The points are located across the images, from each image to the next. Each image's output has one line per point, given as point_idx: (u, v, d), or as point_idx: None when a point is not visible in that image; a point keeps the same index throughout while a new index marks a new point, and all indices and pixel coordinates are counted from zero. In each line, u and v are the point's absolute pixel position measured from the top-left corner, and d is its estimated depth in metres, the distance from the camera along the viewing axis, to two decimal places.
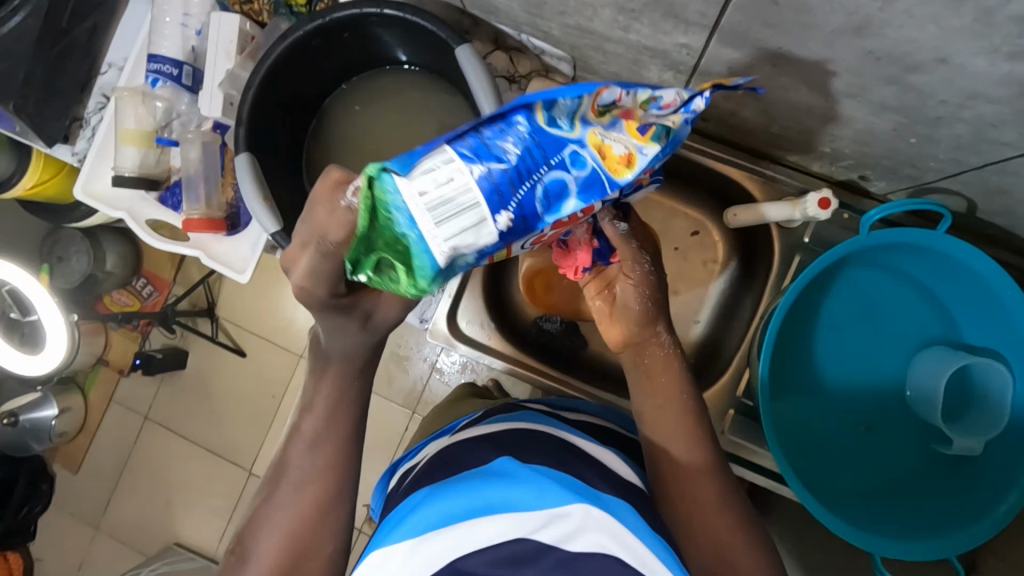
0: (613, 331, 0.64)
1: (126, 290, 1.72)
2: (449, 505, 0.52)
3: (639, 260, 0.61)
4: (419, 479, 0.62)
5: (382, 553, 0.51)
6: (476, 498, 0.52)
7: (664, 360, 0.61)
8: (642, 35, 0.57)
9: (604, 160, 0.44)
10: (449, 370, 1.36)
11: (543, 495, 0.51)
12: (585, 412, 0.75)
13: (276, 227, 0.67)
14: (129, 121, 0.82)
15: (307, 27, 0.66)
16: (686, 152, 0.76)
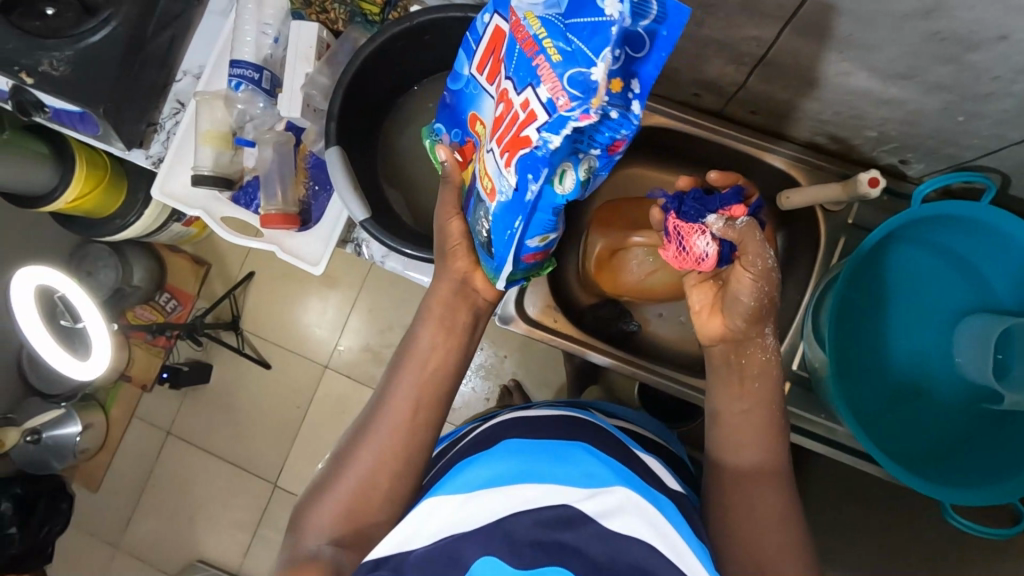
0: (715, 321, 0.72)
1: (150, 305, 1.76)
2: (506, 463, 0.57)
3: (763, 256, 0.66)
4: (475, 438, 0.66)
5: (433, 502, 0.56)
6: (529, 466, 0.57)
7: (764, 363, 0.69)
8: (715, 29, 0.63)
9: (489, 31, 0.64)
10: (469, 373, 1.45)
11: (589, 473, 0.57)
12: (630, 421, 0.83)
13: (365, 214, 0.74)
14: (208, 123, 0.88)
15: (393, 30, 0.73)
16: (728, 144, 0.83)
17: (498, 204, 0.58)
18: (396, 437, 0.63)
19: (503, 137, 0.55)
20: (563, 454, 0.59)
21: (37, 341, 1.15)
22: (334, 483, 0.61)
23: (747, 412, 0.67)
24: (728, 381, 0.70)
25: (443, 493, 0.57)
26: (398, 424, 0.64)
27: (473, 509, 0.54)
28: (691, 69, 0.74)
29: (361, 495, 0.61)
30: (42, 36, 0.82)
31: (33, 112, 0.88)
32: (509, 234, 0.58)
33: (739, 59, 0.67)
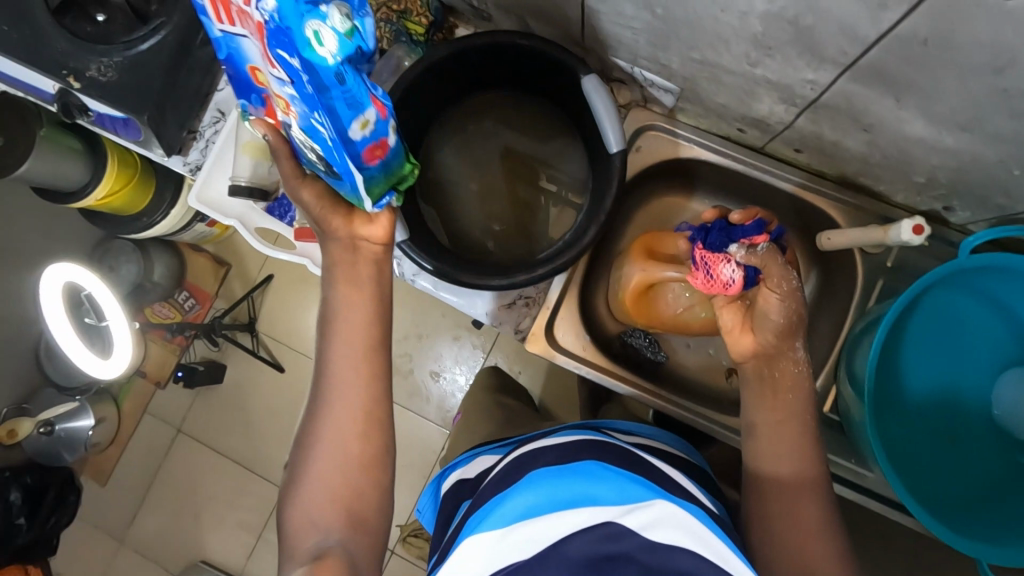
0: (744, 338, 0.72)
1: (169, 303, 1.76)
2: (536, 487, 0.57)
3: (788, 276, 0.69)
4: (502, 471, 0.65)
5: (474, 538, 0.54)
6: (561, 488, 0.56)
7: (795, 377, 0.69)
8: (769, 70, 0.63)
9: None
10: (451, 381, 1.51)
11: (623, 496, 0.55)
12: (650, 439, 0.82)
13: (404, 236, 0.74)
14: (247, 135, 0.88)
15: (442, 53, 0.73)
16: (756, 177, 0.85)
17: (307, 127, 0.51)
18: (359, 418, 0.64)
19: (262, 46, 0.47)
20: (592, 472, 0.58)
21: (63, 338, 1.16)
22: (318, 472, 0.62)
23: (783, 421, 0.67)
24: (763, 395, 0.70)
25: (483, 528, 0.55)
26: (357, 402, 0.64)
27: (517, 540, 0.52)
28: (739, 105, 0.73)
29: (349, 481, 0.62)
30: (93, 41, 0.83)
31: (76, 115, 0.88)
32: (325, 134, 0.48)
33: (791, 100, 0.67)
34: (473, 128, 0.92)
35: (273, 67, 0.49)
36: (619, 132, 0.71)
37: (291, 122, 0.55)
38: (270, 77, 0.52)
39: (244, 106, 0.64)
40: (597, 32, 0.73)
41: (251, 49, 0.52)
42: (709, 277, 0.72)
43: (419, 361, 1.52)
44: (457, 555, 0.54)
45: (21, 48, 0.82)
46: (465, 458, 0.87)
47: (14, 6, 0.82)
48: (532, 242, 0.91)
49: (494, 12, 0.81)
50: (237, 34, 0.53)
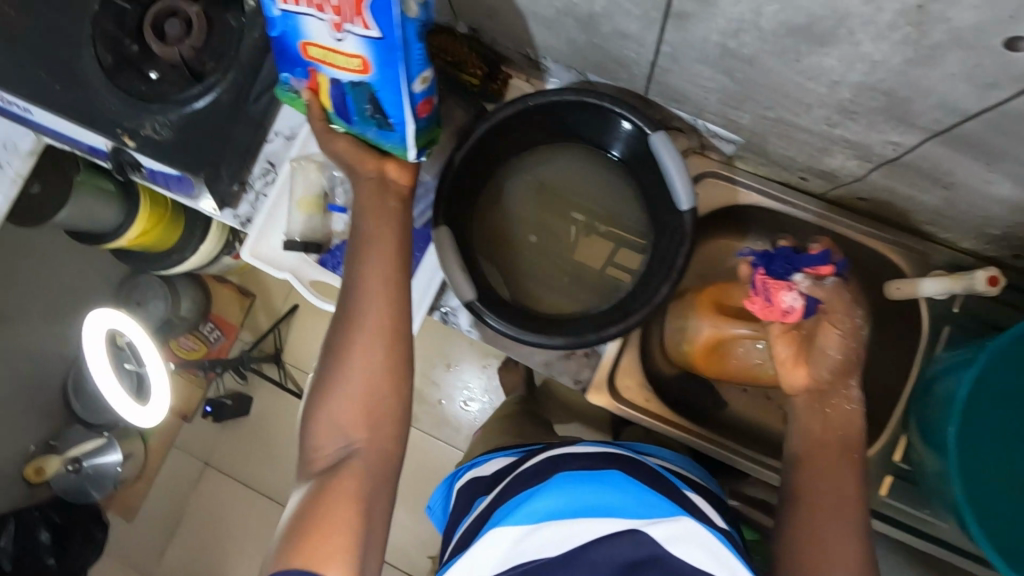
0: (796, 374, 0.71)
1: (194, 335, 1.71)
2: (561, 494, 0.63)
3: (851, 313, 0.69)
4: (531, 471, 0.71)
5: (496, 532, 0.62)
6: (586, 497, 0.63)
7: (846, 415, 0.69)
8: (850, 131, 0.62)
9: None
10: (473, 405, 1.49)
11: (639, 503, 0.62)
12: (675, 463, 0.81)
13: (474, 296, 0.73)
14: (302, 188, 0.89)
15: (507, 111, 0.73)
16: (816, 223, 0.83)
17: (379, 77, 0.61)
18: (380, 363, 0.67)
19: (344, 4, 0.57)
20: (614, 481, 0.65)
21: (104, 385, 1.15)
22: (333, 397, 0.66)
23: (829, 447, 0.68)
24: (812, 430, 0.69)
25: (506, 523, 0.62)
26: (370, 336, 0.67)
27: (541, 540, 0.59)
28: (808, 158, 0.73)
29: (363, 410, 0.66)
30: (148, 100, 0.83)
31: (129, 171, 0.88)
32: (396, 81, 0.61)
33: (866, 157, 0.66)
34: (527, 177, 0.88)
35: (348, 28, 0.58)
36: (690, 190, 0.71)
37: (349, 80, 0.64)
38: (334, 43, 0.60)
39: (285, 79, 0.69)
40: (663, 88, 0.72)
41: (315, 23, 0.60)
42: (770, 303, 0.70)
43: (448, 393, 1.50)
44: (487, 544, 0.61)
45: (74, 107, 0.81)
46: (483, 457, 0.90)
47: (68, 67, 0.82)
48: (602, 288, 0.87)
49: (552, 66, 0.80)
50: (302, 15, 0.60)
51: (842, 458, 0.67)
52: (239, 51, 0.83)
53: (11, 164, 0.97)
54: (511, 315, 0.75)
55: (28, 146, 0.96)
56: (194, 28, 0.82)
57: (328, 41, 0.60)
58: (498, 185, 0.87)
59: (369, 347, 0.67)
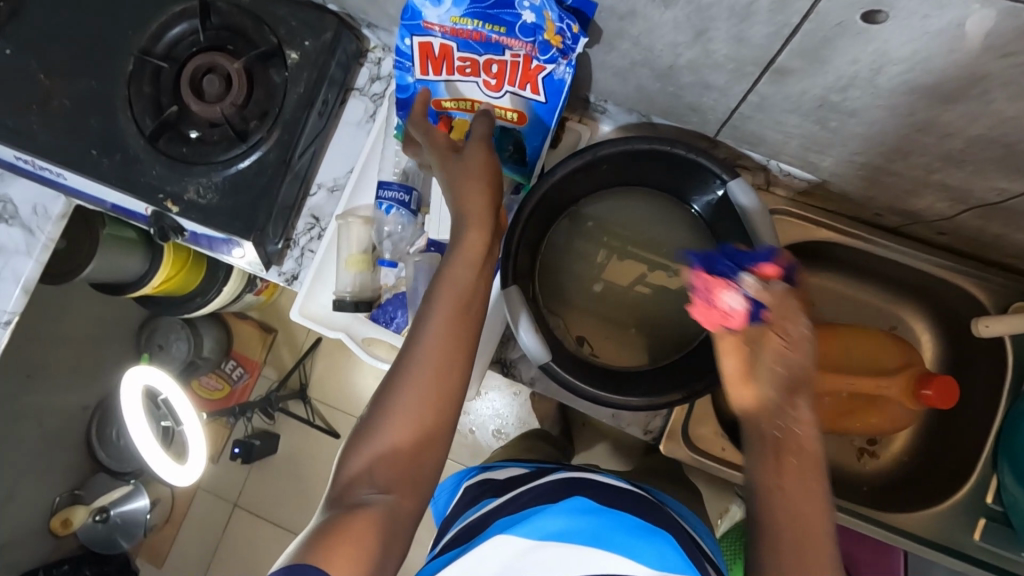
0: (744, 394, 0.53)
1: (216, 374, 1.69)
2: (585, 523, 0.56)
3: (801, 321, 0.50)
4: (553, 485, 0.64)
5: (499, 541, 0.56)
6: (612, 536, 0.54)
7: (803, 454, 0.50)
8: (952, 177, 0.59)
9: (416, 49, 0.67)
10: (503, 430, 1.42)
11: (670, 556, 0.53)
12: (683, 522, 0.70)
13: (546, 357, 0.70)
14: (354, 246, 0.84)
15: (573, 162, 0.70)
16: (889, 256, 0.79)
17: (532, 125, 0.71)
18: (430, 403, 0.57)
19: (512, 73, 0.67)
20: (637, 527, 0.56)
21: (141, 443, 1.11)
22: (379, 416, 0.57)
23: (798, 466, 0.50)
24: (757, 453, 0.52)
25: (516, 533, 0.56)
26: (434, 367, 0.58)
27: (544, 559, 0.53)
28: (892, 198, 0.70)
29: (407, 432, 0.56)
30: (190, 162, 0.80)
31: (172, 236, 0.84)
32: (544, 133, 0.71)
33: (960, 199, 0.63)
34: (588, 225, 0.85)
35: (510, 89, 0.68)
36: (773, 234, 0.67)
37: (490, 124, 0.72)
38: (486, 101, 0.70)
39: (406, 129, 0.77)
40: (738, 132, 0.69)
41: (468, 89, 0.70)
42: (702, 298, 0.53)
43: (479, 422, 1.42)
44: (488, 548, 0.56)
45: (114, 175, 0.78)
46: (501, 462, 0.79)
47: (109, 134, 0.79)
48: (684, 330, 0.83)
49: (610, 107, 0.77)
50: (450, 79, 0.69)
51: (812, 486, 0.49)
52: (282, 105, 0.79)
53: (42, 229, 0.93)
54: (588, 376, 0.72)
55: (58, 210, 0.93)
56: (234, 83, 0.78)
57: (478, 99, 0.70)
58: (556, 240, 0.85)
59: (434, 378, 0.57)
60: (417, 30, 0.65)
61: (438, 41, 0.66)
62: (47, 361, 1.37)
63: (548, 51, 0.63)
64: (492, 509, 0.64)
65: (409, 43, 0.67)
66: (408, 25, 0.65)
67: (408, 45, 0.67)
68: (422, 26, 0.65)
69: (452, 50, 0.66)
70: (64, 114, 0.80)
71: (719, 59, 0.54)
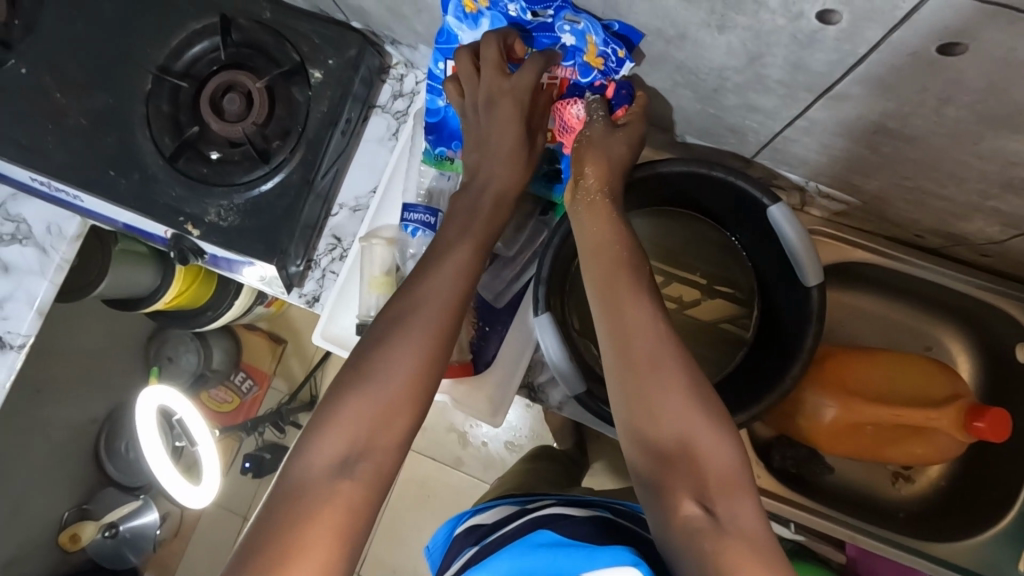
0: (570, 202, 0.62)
1: (225, 386, 1.66)
2: (534, 560, 0.49)
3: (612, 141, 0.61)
4: (520, 526, 0.57)
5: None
6: (563, 562, 0.48)
7: (643, 324, 0.52)
8: (1007, 203, 0.57)
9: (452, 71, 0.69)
10: (518, 444, 1.39)
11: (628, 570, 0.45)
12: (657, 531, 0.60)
13: (582, 387, 0.69)
14: (377, 267, 0.81)
15: None
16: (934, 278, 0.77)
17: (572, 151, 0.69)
18: (408, 393, 0.51)
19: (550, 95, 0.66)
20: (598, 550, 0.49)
21: (153, 459, 1.09)
22: (344, 392, 0.50)
23: (654, 361, 0.50)
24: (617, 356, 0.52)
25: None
26: (418, 362, 0.52)
27: None
28: (936, 221, 0.68)
29: (381, 412, 0.50)
30: (211, 183, 0.78)
31: (192, 259, 0.82)
32: None
33: (1013, 224, 0.61)
34: None
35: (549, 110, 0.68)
36: (817, 262, 0.65)
37: None
38: None
39: (441, 151, 0.76)
40: (778, 153, 0.67)
41: None
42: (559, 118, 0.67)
43: (492, 435, 1.40)
44: None
45: (132, 197, 0.76)
46: (486, 504, 0.74)
47: (127, 154, 0.77)
48: (720, 348, 0.82)
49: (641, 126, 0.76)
50: None
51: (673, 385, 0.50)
52: (305, 124, 0.77)
53: (57, 248, 0.91)
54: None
55: (73, 229, 0.91)
56: (255, 102, 0.77)
57: None
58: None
59: (413, 361, 0.52)
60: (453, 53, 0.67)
61: None
62: (54, 376, 1.34)
63: (588, 73, 0.61)
64: (468, 558, 0.58)
65: (443, 64, 0.69)
66: (445, 48, 0.67)
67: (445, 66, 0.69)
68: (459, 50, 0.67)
69: None
70: (81, 134, 0.78)
71: (771, 83, 0.52)
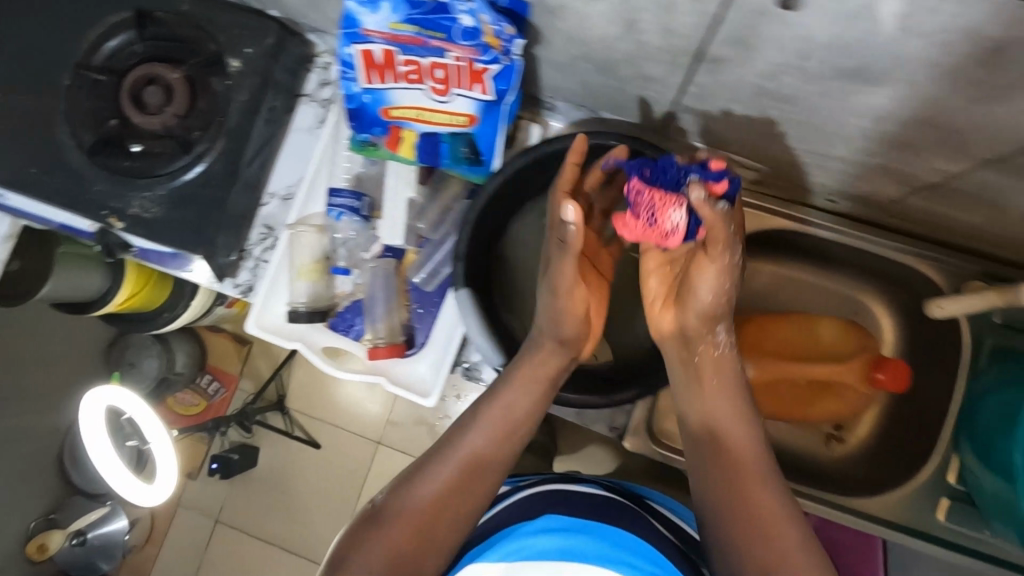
0: (667, 314, 0.69)
1: (191, 389, 1.65)
2: (551, 542, 0.58)
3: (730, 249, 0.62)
4: (526, 499, 0.66)
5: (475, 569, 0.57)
6: (575, 544, 0.58)
7: (717, 359, 0.65)
8: (893, 161, 0.59)
9: (359, 57, 0.64)
10: None
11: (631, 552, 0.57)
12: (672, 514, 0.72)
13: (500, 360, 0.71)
14: (306, 254, 0.83)
15: (522, 160, 0.70)
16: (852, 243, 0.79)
17: (483, 127, 0.69)
18: (508, 425, 0.64)
19: (458, 76, 0.64)
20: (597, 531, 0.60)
21: (103, 462, 1.08)
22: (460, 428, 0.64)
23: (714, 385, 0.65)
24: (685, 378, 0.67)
25: (487, 560, 0.57)
26: (528, 401, 0.66)
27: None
28: (839, 183, 0.70)
29: (483, 439, 0.63)
30: (135, 176, 0.77)
31: (119, 252, 0.82)
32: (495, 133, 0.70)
33: (907, 183, 0.63)
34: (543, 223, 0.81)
35: (457, 92, 0.66)
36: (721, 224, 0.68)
37: (440, 129, 0.70)
38: (433, 107, 0.68)
39: (363, 138, 0.74)
40: (686, 124, 0.69)
41: (412, 96, 0.67)
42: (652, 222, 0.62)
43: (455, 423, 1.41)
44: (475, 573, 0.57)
45: (54, 191, 0.76)
46: None
47: (48, 150, 0.77)
48: None
49: (559, 104, 0.77)
50: (397, 86, 0.67)
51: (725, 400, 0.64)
52: (226, 114, 0.78)
53: None
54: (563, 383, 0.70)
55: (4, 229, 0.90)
56: (177, 95, 0.77)
57: (423, 104, 0.68)
58: (526, 227, 0.82)
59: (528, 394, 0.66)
60: (355, 38, 0.62)
61: (379, 50, 0.63)
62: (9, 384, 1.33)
63: (488, 54, 0.60)
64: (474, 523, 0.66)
65: (349, 52, 0.64)
66: (346, 32, 0.62)
67: (350, 53, 0.64)
68: (359, 35, 0.62)
69: (394, 58, 0.63)
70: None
71: (652, 50, 0.53)
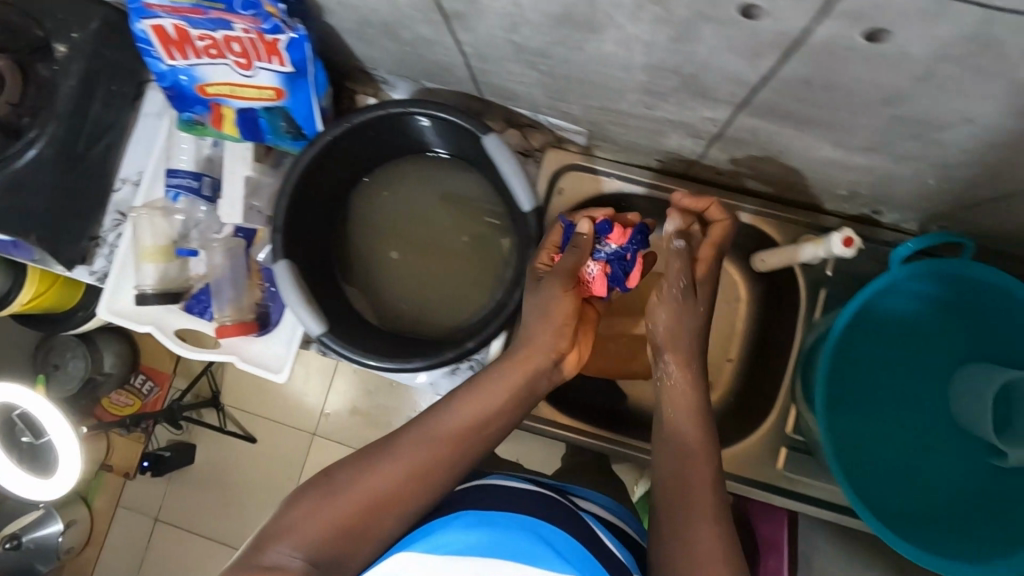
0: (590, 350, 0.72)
1: (125, 389, 1.40)
2: (477, 537, 0.52)
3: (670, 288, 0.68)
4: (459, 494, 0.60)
5: (399, 559, 0.52)
6: (510, 537, 0.52)
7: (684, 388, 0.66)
8: (668, 112, 0.60)
9: (152, 33, 0.64)
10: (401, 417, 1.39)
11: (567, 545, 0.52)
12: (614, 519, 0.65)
13: (321, 329, 0.70)
14: (148, 237, 0.83)
15: (334, 133, 0.70)
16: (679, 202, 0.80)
17: (293, 97, 0.71)
18: (480, 423, 0.61)
19: (253, 49, 0.64)
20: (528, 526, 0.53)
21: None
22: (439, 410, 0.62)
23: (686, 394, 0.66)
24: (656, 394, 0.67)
25: (414, 551, 0.52)
26: (510, 395, 0.64)
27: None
28: (649, 141, 0.71)
29: (459, 432, 0.60)
30: None
31: None
32: (308, 100, 0.71)
33: (697, 135, 0.64)
34: (383, 196, 0.84)
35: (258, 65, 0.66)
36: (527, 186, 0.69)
37: (255, 101, 0.71)
38: (241, 80, 0.69)
39: (187, 117, 0.76)
40: (494, 88, 0.70)
41: (218, 70, 0.68)
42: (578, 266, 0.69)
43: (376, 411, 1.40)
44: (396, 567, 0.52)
45: None
46: None
47: None
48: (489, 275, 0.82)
49: (387, 76, 0.78)
50: (201, 61, 0.67)
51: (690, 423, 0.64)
52: (54, 100, 0.76)
53: None
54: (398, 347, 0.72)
55: None
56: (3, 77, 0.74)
57: (231, 78, 0.69)
58: (370, 200, 0.84)
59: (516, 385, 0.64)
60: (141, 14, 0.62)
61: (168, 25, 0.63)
62: None
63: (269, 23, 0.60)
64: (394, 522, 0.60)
65: (142, 28, 0.64)
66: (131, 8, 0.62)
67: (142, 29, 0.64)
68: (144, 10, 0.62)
69: (185, 33, 0.63)
70: None
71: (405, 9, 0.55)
